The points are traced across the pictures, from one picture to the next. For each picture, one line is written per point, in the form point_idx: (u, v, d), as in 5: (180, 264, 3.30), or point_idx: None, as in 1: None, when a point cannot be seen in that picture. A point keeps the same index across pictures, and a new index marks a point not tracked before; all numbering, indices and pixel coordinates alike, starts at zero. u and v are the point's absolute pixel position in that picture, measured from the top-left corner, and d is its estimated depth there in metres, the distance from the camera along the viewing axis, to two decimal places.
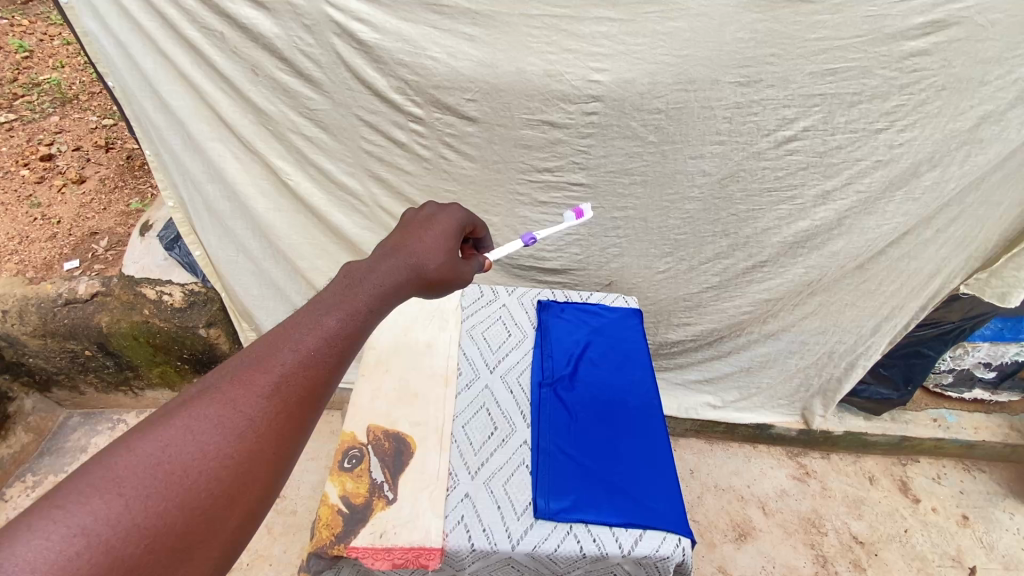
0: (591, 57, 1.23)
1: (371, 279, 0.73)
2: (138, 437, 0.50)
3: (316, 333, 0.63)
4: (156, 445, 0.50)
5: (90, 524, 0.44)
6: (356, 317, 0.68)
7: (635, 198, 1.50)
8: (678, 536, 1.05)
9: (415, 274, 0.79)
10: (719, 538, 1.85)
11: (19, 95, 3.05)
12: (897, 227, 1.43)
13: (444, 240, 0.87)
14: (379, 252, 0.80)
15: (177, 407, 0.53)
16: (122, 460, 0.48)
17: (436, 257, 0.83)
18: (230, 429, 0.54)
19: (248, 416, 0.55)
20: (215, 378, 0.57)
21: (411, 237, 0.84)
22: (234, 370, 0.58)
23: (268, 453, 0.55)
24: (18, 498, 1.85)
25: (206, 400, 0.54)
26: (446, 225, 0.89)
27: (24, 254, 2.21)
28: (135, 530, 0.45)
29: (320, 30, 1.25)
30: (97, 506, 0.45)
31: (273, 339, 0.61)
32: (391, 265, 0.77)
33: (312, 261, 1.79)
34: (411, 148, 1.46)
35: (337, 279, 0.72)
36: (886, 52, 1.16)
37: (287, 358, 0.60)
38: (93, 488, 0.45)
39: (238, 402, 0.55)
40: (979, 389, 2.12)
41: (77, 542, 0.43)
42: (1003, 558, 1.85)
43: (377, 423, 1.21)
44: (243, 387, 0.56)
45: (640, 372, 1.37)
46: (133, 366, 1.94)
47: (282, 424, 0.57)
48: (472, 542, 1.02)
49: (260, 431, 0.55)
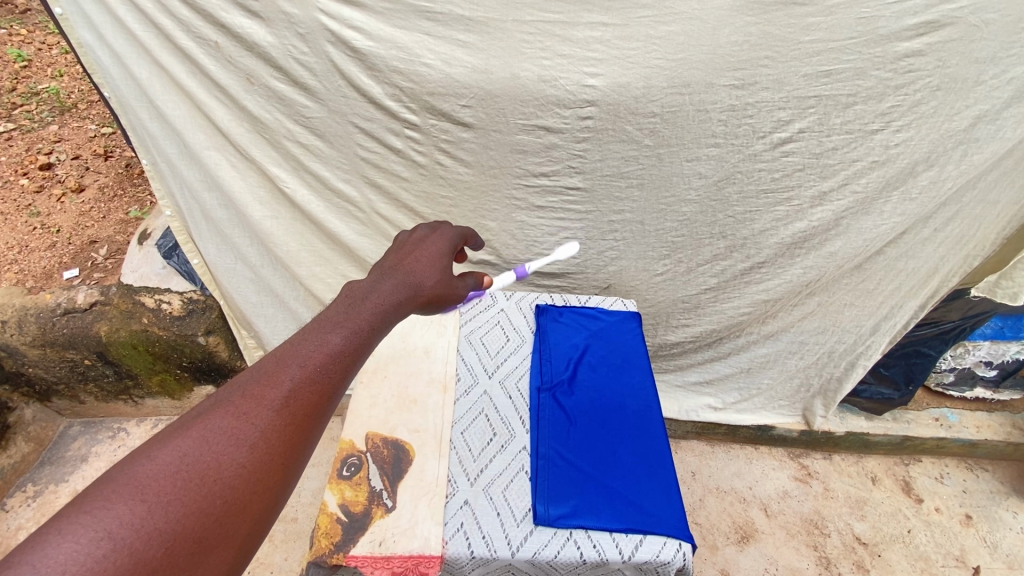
0: (585, 62, 1.23)
1: (372, 298, 0.72)
2: (156, 448, 0.49)
3: (321, 349, 0.62)
4: (174, 454, 0.49)
5: (116, 528, 0.44)
6: (360, 333, 0.67)
7: (632, 202, 1.50)
8: (679, 541, 1.04)
9: (413, 293, 0.79)
10: (721, 541, 1.84)
11: (18, 104, 3.07)
12: (894, 227, 1.43)
13: (439, 261, 0.87)
14: (377, 271, 0.79)
15: (191, 420, 0.53)
16: (143, 468, 0.47)
17: (432, 275, 0.83)
18: (242, 439, 0.52)
19: (259, 427, 0.54)
20: (226, 392, 0.56)
21: (408, 258, 0.84)
22: (246, 384, 0.56)
23: (277, 463, 0.54)
24: (19, 508, 1.84)
25: (219, 413, 0.53)
26: (440, 246, 0.89)
27: (24, 263, 2.21)
28: (156, 534, 0.45)
29: (314, 39, 1.25)
30: (121, 511, 0.44)
31: (282, 354, 0.60)
32: (390, 284, 0.76)
33: (310, 268, 1.79)
34: (407, 154, 1.46)
35: (338, 298, 0.71)
36: (881, 53, 1.15)
37: (295, 373, 0.59)
38: (118, 493, 0.45)
39: (249, 415, 0.54)
40: (980, 387, 2.12)
41: (104, 545, 0.43)
42: (1007, 557, 1.84)
43: (377, 431, 1.21)
44: (253, 400, 0.55)
45: (640, 376, 1.37)
46: (132, 374, 1.94)
47: (291, 436, 0.55)
48: (472, 550, 1.02)
49: (271, 442, 0.54)
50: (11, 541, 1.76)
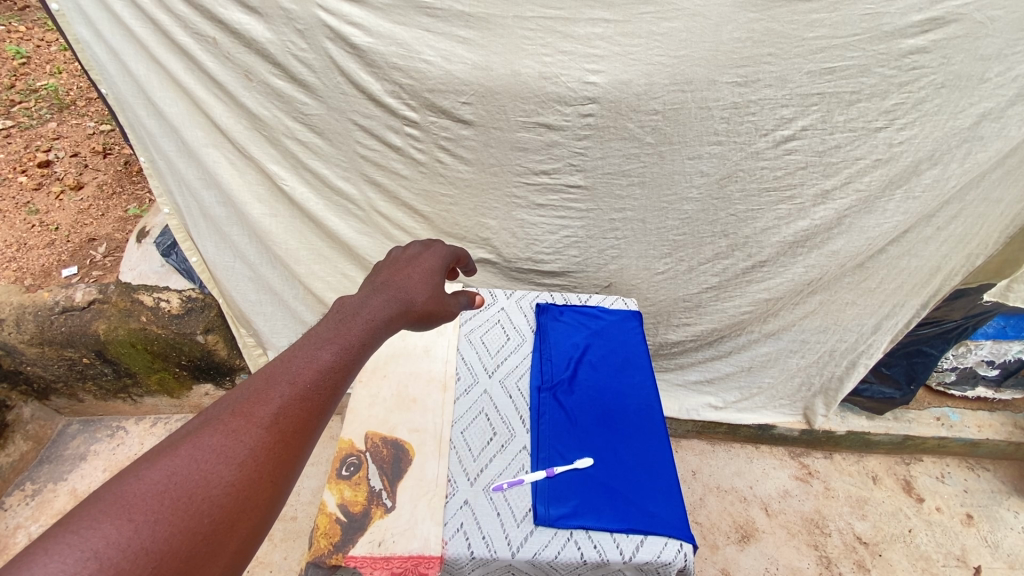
0: (586, 58, 1.21)
1: (363, 313, 0.70)
2: (145, 466, 0.47)
3: (311, 365, 0.59)
4: (161, 473, 0.47)
5: (102, 548, 0.42)
6: (351, 348, 0.64)
7: (633, 200, 1.49)
8: (680, 542, 1.03)
9: (404, 308, 0.76)
10: (722, 540, 1.83)
11: (16, 102, 3.05)
12: (897, 226, 1.42)
13: (431, 276, 0.84)
14: (368, 287, 0.77)
15: (179, 438, 0.50)
16: (130, 487, 0.45)
17: (424, 290, 0.81)
18: (231, 457, 0.50)
19: (249, 445, 0.51)
20: (215, 409, 0.54)
21: (400, 274, 0.82)
22: (235, 400, 0.54)
23: (266, 481, 0.51)
24: (17, 507, 1.83)
25: (207, 430, 0.51)
26: (431, 261, 0.88)
27: (22, 261, 2.20)
28: (143, 554, 0.43)
29: (313, 34, 1.24)
30: (108, 530, 0.43)
31: (272, 371, 0.58)
32: (381, 300, 0.74)
33: (309, 266, 1.78)
34: (406, 152, 1.45)
35: (329, 314, 0.69)
36: (885, 50, 1.14)
37: (285, 389, 0.56)
38: (105, 513, 0.43)
39: (238, 432, 0.52)
40: (982, 386, 2.11)
41: (89, 565, 0.41)
42: (1008, 557, 1.84)
43: (376, 430, 1.20)
44: (242, 417, 0.53)
45: (640, 376, 1.36)
46: (131, 373, 1.93)
47: (281, 454, 0.53)
48: (471, 550, 1.01)
49: (260, 460, 0.51)
50: (9, 540, 1.76)
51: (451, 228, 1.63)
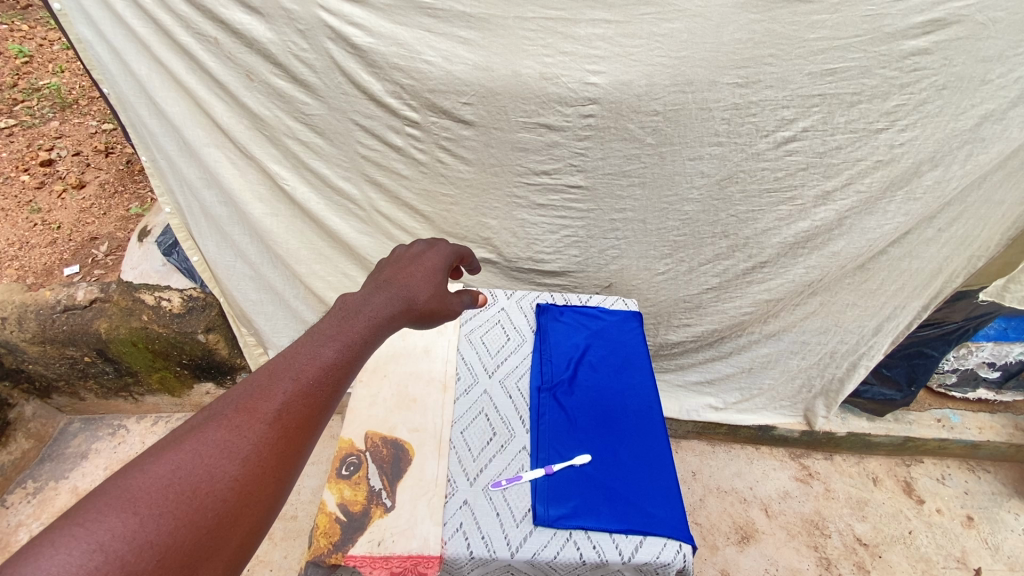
0: (587, 59, 1.21)
1: (366, 311, 0.69)
2: (149, 461, 0.47)
3: (314, 362, 0.59)
4: (166, 468, 0.47)
5: (108, 540, 0.42)
6: (353, 346, 0.64)
7: (634, 200, 1.49)
8: (678, 542, 1.03)
9: (406, 306, 0.76)
10: (722, 541, 1.83)
11: (19, 100, 3.06)
12: (898, 227, 1.42)
13: (434, 274, 0.84)
14: (370, 284, 0.77)
15: (183, 432, 0.50)
16: (135, 480, 0.45)
17: (426, 289, 0.80)
18: (235, 453, 0.50)
19: (252, 440, 0.51)
20: (219, 405, 0.53)
21: (402, 272, 0.81)
22: (239, 396, 0.54)
23: (269, 477, 0.52)
24: (18, 505, 1.84)
25: (211, 426, 0.51)
26: (434, 260, 0.87)
27: (25, 259, 2.21)
28: (148, 547, 0.43)
29: (314, 35, 1.24)
30: (114, 523, 0.43)
31: (275, 367, 0.58)
32: (383, 298, 0.74)
33: (310, 266, 1.79)
34: (407, 152, 1.45)
35: (331, 311, 0.69)
36: (886, 52, 1.14)
37: (288, 386, 0.56)
38: (111, 506, 0.43)
39: (242, 428, 0.52)
40: (983, 388, 2.11)
41: (95, 557, 0.41)
42: (1009, 559, 1.83)
43: (376, 430, 1.20)
44: (246, 413, 0.53)
45: (640, 376, 1.36)
46: (132, 371, 1.94)
47: (283, 450, 0.53)
48: (471, 550, 1.01)
49: (263, 456, 0.51)
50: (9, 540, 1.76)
51: (452, 228, 1.63)
